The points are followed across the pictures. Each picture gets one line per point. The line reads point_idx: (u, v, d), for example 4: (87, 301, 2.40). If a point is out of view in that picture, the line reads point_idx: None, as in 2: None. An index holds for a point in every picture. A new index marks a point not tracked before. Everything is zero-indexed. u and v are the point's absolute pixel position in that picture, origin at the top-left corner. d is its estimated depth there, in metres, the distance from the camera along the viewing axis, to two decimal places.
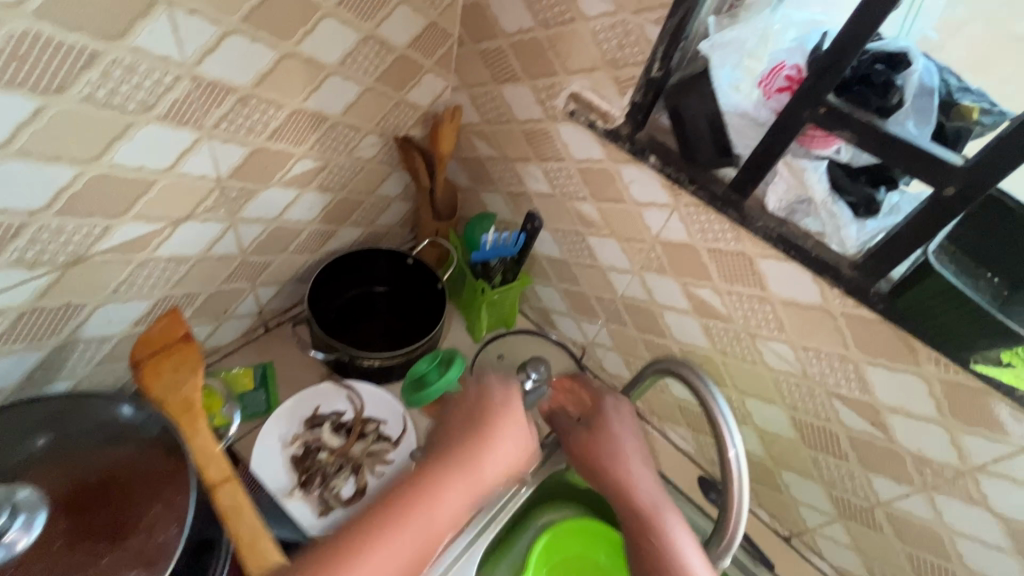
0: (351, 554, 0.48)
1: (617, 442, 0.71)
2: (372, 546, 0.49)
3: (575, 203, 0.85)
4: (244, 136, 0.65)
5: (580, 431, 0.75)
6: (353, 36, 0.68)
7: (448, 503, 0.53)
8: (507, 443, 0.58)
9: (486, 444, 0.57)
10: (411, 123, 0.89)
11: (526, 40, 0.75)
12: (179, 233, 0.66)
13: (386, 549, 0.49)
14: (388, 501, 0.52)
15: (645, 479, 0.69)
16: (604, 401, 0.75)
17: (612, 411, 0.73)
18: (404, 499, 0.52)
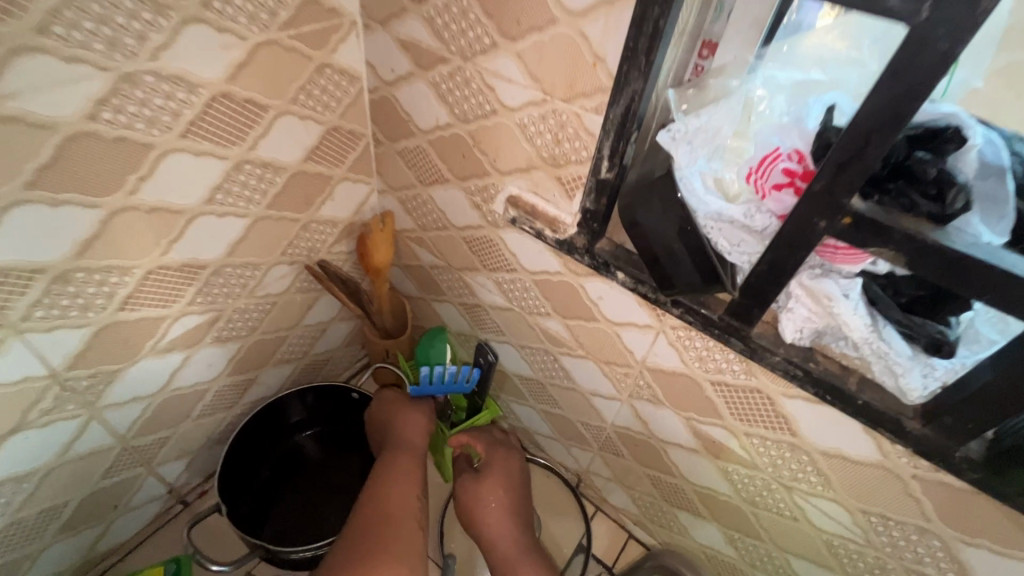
0: (373, 514, 0.61)
1: (496, 508, 0.70)
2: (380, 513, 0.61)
3: (538, 318, 0.68)
4: (80, 317, 0.50)
5: (466, 475, 0.74)
6: (220, 166, 0.53)
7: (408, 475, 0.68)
8: (415, 414, 0.74)
9: (402, 426, 0.72)
10: (332, 240, 0.74)
11: (447, 137, 0.61)
12: (8, 449, 0.51)
13: (388, 515, 0.62)
14: (373, 487, 0.65)
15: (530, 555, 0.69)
16: (496, 453, 0.76)
17: (502, 460, 0.75)
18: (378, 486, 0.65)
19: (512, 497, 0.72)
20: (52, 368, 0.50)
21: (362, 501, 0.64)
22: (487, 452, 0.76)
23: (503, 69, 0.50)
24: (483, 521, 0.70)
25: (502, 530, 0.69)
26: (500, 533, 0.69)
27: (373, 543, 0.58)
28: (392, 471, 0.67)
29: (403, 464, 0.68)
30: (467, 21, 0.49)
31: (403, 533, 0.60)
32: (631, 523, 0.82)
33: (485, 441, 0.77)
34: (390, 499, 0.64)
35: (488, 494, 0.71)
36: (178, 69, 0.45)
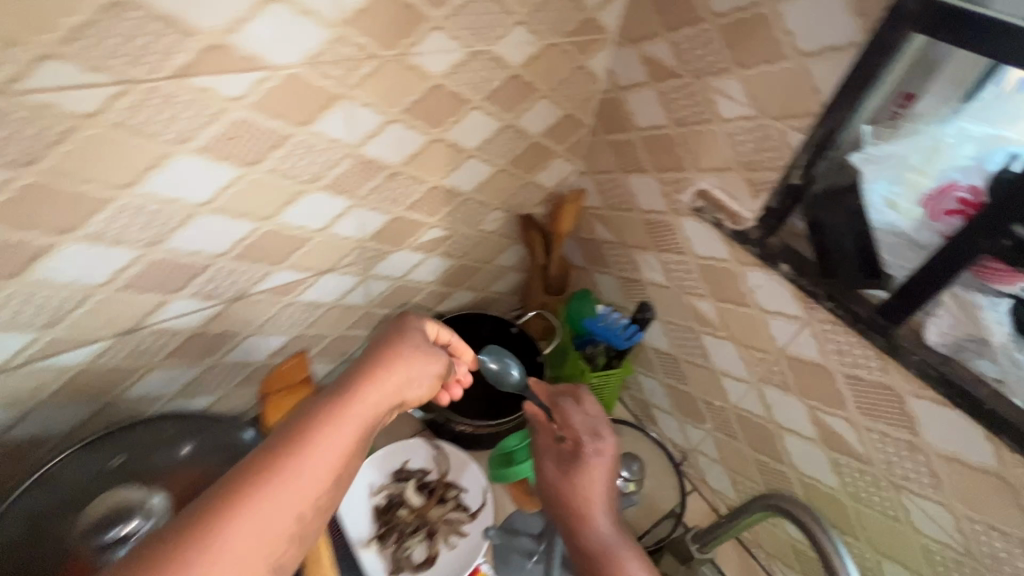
0: (327, 389, 0.44)
1: (588, 501, 0.61)
2: (351, 392, 0.44)
3: (692, 298, 0.81)
4: (387, 206, 0.73)
5: (551, 461, 0.66)
6: (495, 124, 0.75)
7: (368, 394, 0.45)
8: (433, 364, 0.52)
9: (415, 364, 0.50)
10: (536, 201, 0.93)
11: (658, 136, 0.76)
12: (320, 282, 0.75)
13: (354, 390, 0.45)
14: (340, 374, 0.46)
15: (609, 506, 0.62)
16: (585, 443, 0.65)
17: (594, 451, 0.64)
18: (350, 374, 0.46)
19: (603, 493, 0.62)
20: (362, 234, 0.74)
21: (256, 462, 0.37)
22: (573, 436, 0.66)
23: (728, 89, 0.65)
24: (572, 512, 0.61)
25: (596, 528, 0.59)
26: (589, 532, 0.59)
27: (267, 492, 0.36)
28: (308, 452, 0.39)
29: (354, 406, 0.43)
30: (708, 49, 0.65)
31: None
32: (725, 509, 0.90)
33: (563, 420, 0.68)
34: (309, 488, 0.38)
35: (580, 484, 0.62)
36: (500, 52, 0.67)
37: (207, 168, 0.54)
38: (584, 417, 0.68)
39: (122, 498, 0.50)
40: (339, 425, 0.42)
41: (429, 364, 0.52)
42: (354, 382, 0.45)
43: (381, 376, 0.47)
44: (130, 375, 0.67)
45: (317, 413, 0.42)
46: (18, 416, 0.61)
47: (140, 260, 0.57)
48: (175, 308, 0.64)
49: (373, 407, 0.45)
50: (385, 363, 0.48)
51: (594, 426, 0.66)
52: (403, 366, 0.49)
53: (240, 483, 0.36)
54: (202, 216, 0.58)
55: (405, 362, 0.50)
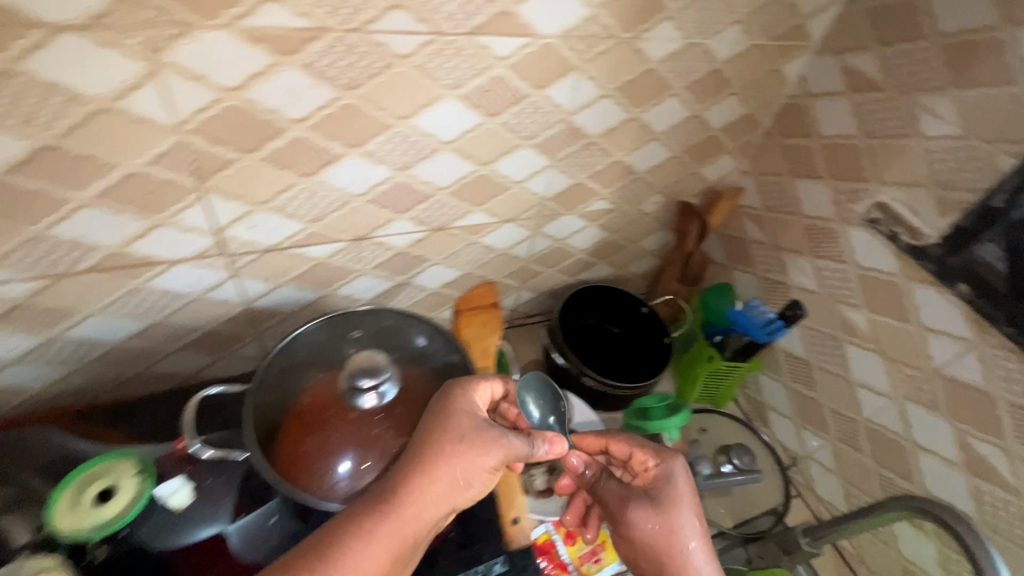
0: (398, 483, 0.54)
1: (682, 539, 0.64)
2: (416, 467, 0.55)
3: (842, 307, 0.83)
4: (574, 171, 0.82)
5: (639, 501, 0.68)
6: (685, 113, 0.81)
7: (429, 455, 0.56)
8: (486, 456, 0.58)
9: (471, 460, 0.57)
10: (694, 192, 0.98)
11: (842, 145, 0.79)
12: (501, 229, 0.86)
13: (415, 467, 0.55)
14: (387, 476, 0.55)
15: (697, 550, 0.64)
16: (662, 472, 0.68)
17: (675, 483, 0.67)
18: (398, 471, 0.55)
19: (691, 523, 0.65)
20: (547, 193, 0.83)
21: (331, 534, 0.50)
22: (648, 470, 0.69)
23: (936, 107, 0.67)
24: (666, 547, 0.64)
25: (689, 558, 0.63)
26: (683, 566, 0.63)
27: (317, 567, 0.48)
28: (372, 527, 0.51)
29: (381, 531, 0.51)
30: (923, 66, 0.67)
31: None
32: None
33: (631, 459, 0.71)
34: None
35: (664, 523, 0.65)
36: (712, 47, 0.73)
37: (460, 112, 0.65)
38: (646, 452, 0.70)
39: (365, 361, 0.63)
40: (414, 502, 0.53)
41: (480, 457, 0.57)
42: (411, 488, 0.54)
43: (438, 456, 0.56)
44: (345, 276, 0.81)
45: (387, 496, 0.53)
46: (268, 290, 0.77)
47: (389, 180, 0.70)
48: (395, 227, 0.77)
49: (421, 506, 0.53)
50: (443, 455, 0.56)
51: (662, 460, 0.68)
52: (456, 457, 0.56)
53: (313, 545, 0.50)
54: (442, 152, 0.69)
55: (458, 454, 0.56)
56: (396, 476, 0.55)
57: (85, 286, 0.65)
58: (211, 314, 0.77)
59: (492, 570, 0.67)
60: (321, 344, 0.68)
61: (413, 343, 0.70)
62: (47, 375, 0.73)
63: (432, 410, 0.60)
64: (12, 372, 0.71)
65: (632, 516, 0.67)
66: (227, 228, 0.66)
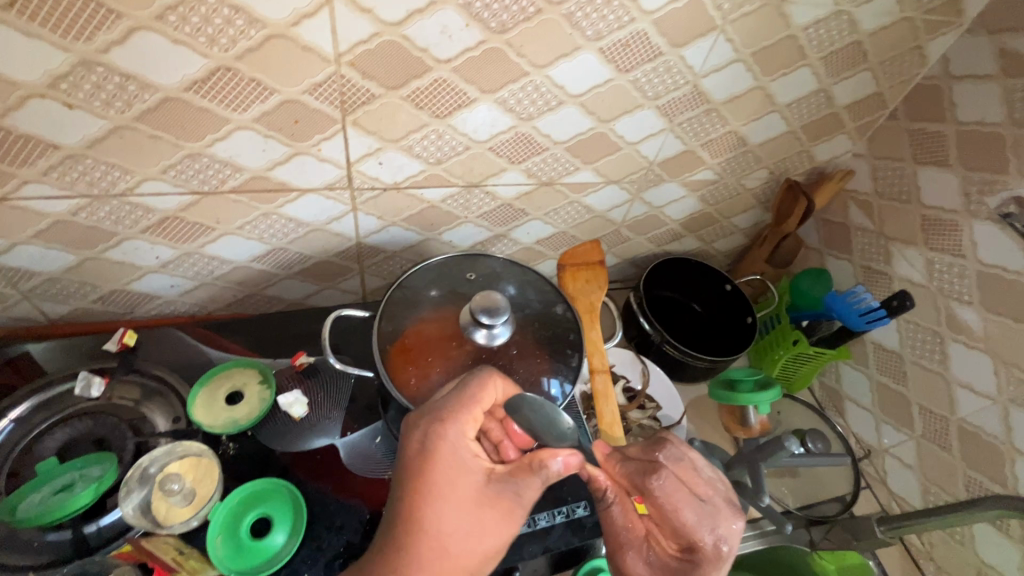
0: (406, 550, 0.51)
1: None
2: (421, 543, 0.52)
3: (950, 303, 0.80)
4: (688, 138, 0.81)
5: (644, 552, 0.60)
6: (812, 86, 0.78)
7: (434, 521, 0.52)
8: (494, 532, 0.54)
9: (482, 531, 0.54)
10: (800, 172, 0.95)
11: (983, 133, 0.74)
12: (604, 191, 0.86)
13: (419, 542, 0.52)
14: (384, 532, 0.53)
15: None
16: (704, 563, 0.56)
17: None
18: (404, 536, 0.52)
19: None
20: (655, 158, 0.83)
21: None
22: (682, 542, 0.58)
23: None
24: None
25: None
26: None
27: None
28: None
29: None
30: None
31: None
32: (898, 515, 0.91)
33: (674, 525, 0.58)
34: None
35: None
36: (858, 17, 0.69)
37: (594, 66, 0.65)
38: (696, 524, 0.57)
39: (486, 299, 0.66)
40: None
41: (488, 531, 0.54)
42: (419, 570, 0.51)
43: (434, 541, 0.52)
44: (450, 222, 0.83)
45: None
46: (379, 228, 0.81)
47: (512, 130, 0.71)
48: (506, 177, 0.78)
49: None
50: (439, 545, 0.52)
51: (716, 531, 0.57)
52: (457, 539, 0.52)
53: None
54: (567, 106, 0.70)
55: (459, 537, 0.52)
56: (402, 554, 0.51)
57: (227, 206, 0.70)
58: (327, 245, 0.81)
59: (575, 513, 0.70)
60: (438, 278, 0.73)
61: (522, 293, 0.72)
62: (181, 285, 0.80)
63: (421, 462, 0.54)
64: (152, 279, 0.78)
65: (630, 568, 0.59)
66: (358, 163, 0.69)
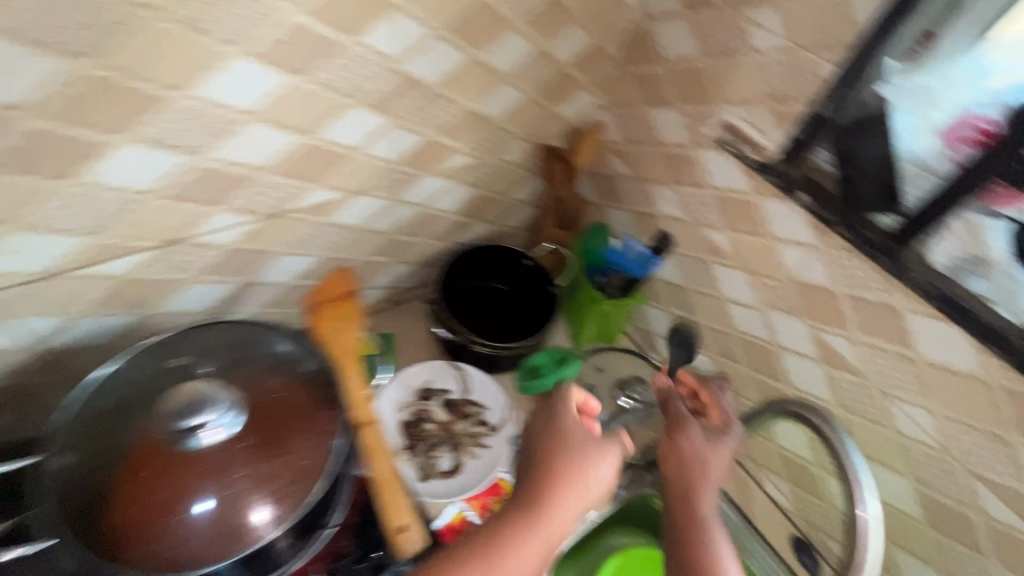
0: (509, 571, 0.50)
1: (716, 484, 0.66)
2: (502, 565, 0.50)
3: (705, 231, 0.85)
4: (421, 127, 0.73)
5: (693, 425, 0.68)
6: (530, 49, 0.75)
7: (528, 566, 0.51)
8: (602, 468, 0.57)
9: (576, 480, 0.55)
10: (556, 134, 0.94)
11: (687, 68, 0.78)
12: (353, 204, 0.76)
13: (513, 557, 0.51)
14: (486, 561, 0.51)
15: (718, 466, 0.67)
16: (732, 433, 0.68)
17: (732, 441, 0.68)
18: (492, 555, 0.51)
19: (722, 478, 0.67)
20: (395, 156, 0.74)
21: None
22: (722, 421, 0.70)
23: (763, 19, 0.66)
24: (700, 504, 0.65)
25: (701, 499, 0.65)
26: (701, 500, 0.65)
27: None
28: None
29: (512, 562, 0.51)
30: None
31: None
32: None
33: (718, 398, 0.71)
34: None
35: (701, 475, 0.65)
36: None
37: (256, 74, 0.54)
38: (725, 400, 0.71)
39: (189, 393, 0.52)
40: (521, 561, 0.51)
41: (604, 474, 0.57)
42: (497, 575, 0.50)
43: (544, 512, 0.53)
44: (168, 288, 0.68)
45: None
46: (65, 323, 0.62)
47: (189, 168, 0.57)
48: (215, 221, 0.64)
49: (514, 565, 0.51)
50: (529, 526, 0.52)
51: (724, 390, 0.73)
52: (573, 501, 0.55)
53: None
54: (249, 125, 0.58)
55: (580, 479, 0.55)
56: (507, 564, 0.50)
57: None
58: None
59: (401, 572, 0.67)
60: (156, 372, 0.59)
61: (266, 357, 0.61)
62: None
63: (529, 515, 0.53)
64: None
65: (694, 439, 0.66)
66: None
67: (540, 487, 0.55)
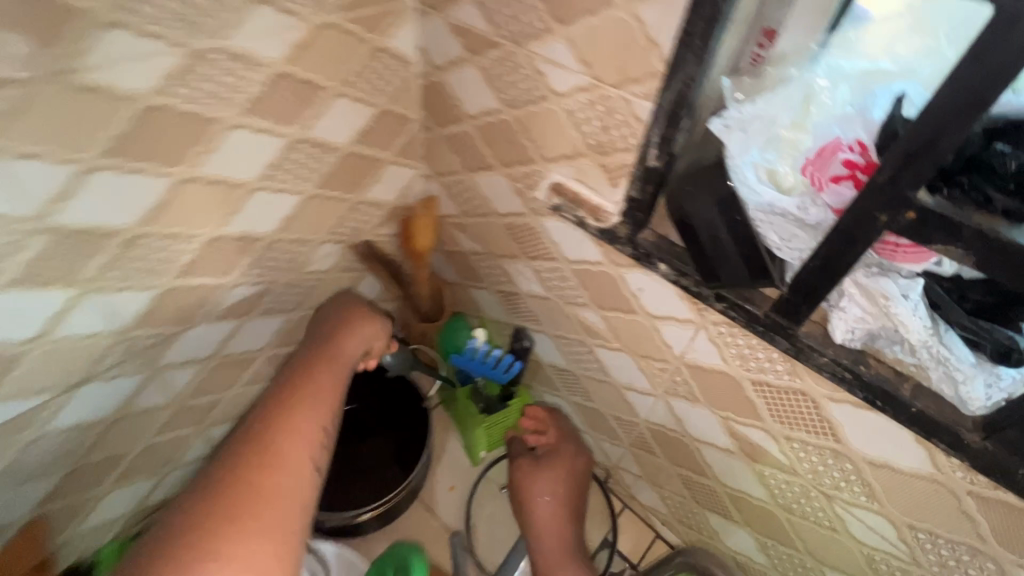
0: (277, 454, 0.56)
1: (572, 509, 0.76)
2: (271, 440, 0.57)
3: (574, 308, 0.68)
4: (146, 279, 0.53)
5: (528, 463, 0.78)
6: (278, 144, 0.56)
7: (314, 429, 0.60)
8: (369, 328, 0.69)
9: (345, 338, 0.68)
10: (376, 222, 0.76)
11: (494, 123, 0.61)
12: (80, 398, 0.55)
13: (278, 479, 0.54)
14: (255, 457, 0.55)
15: (546, 504, 0.76)
16: (565, 452, 0.79)
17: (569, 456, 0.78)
18: (246, 480, 0.53)
19: (570, 488, 0.78)
20: (119, 324, 0.54)
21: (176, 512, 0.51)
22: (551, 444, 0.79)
23: (554, 54, 0.50)
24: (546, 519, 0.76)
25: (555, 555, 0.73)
26: (547, 542, 0.75)
27: (242, 483, 0.52)
28: (273, 448, 0.56)
29: (306, 422, 0.60)
30: (520, 5, 0.49)
31: (289, 508, 0.52)
32: (659, 523, 0.81)
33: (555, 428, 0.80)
34: (283, 456, 0.56)
35: (538, 505, 0.76)
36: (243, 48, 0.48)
37: None
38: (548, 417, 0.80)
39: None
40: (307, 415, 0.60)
41: (371, 335, 0.69)
42: (272, 455, 0.55)
43: (328, 346, 0.67)
44: None
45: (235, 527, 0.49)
46: None
47: None
48: None
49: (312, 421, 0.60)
50: (323, 362, 0.65)
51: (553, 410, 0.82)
52: (348, 341, 0.68)
53: (206, 485, 0.52)
54: None
55: (348, 335, 0.68)
56: (269, 467, 0.54)
57: None
58: None
59: None
60: None
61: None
62: None
63: (305, 363, 0.65)
64: None
65: (531, 481, 0.77)
66: None
67: (295, 388, 0.62)
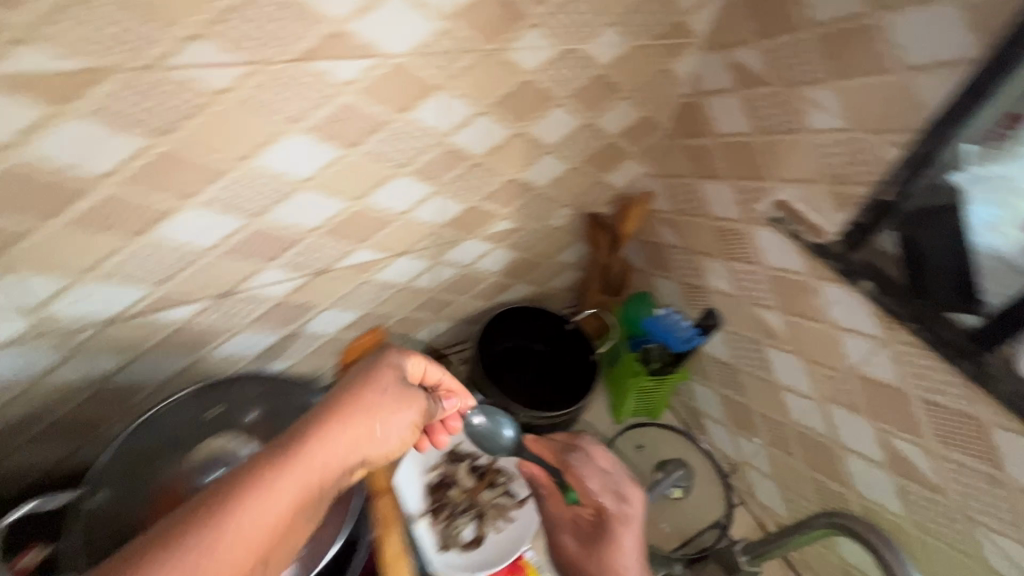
0: (218, 543, 0.35)
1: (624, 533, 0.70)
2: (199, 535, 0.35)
3: (757, 309, 0.80)
4: (466, 195, 0.75)
5: (568, 533, 0.74)
6: (576, 122, 0.76)
7: (287, 508, 0.39)
8: (406, 413, 0.50)
9: (389, 403, 0.48)
10: (602, 201, 0.93)
11: (738, 142, 0.76)
12: (395, 264, 0.79)
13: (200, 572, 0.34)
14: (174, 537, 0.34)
15: (625, 548, 0.69)
16: (607, 517, 0.71)
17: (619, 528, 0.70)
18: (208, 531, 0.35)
19: (629, 540, 0.70)
20: (439, 220, 0.76)
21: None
22: (596, 505, 0.73)
23: (820, 98, 0.63)
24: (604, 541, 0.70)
25: None
26: None
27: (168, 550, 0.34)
28: (223, 523, 0.36)
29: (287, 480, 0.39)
30: (804, 57, 0.64)
31: None
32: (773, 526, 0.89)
33: (586, 489, 0.74)
34: (222, 547, 0.35)
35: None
36: (591, 52, 0.67)
37: (312, 147, 0.58)
38: (594, 487, 0.73)
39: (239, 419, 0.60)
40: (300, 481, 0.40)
41: (405, 414, 0.50)
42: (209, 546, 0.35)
43: (362, 396, 0.47)
44: (218, 335, 0.71)
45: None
46: (122, 364, 0.67)
47: (244, 228, 0.61)
48: (265, 276, 0.68)
49: (332, 452, 0.42)
50: (357, 410, 0.46)
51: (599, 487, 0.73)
52: (379, 413, 0.47)
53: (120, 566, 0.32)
54: (301, 191, 0.62)
55: (383, 409, 0.48)
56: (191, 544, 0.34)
57: None
58: (57, 398, 0.66)
59: None
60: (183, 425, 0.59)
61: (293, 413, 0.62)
62: None
63: (320, 421, 0.44)
64: None
65: (566, 544, 0.73)
66: (48, 304, 0.56)
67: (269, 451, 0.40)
